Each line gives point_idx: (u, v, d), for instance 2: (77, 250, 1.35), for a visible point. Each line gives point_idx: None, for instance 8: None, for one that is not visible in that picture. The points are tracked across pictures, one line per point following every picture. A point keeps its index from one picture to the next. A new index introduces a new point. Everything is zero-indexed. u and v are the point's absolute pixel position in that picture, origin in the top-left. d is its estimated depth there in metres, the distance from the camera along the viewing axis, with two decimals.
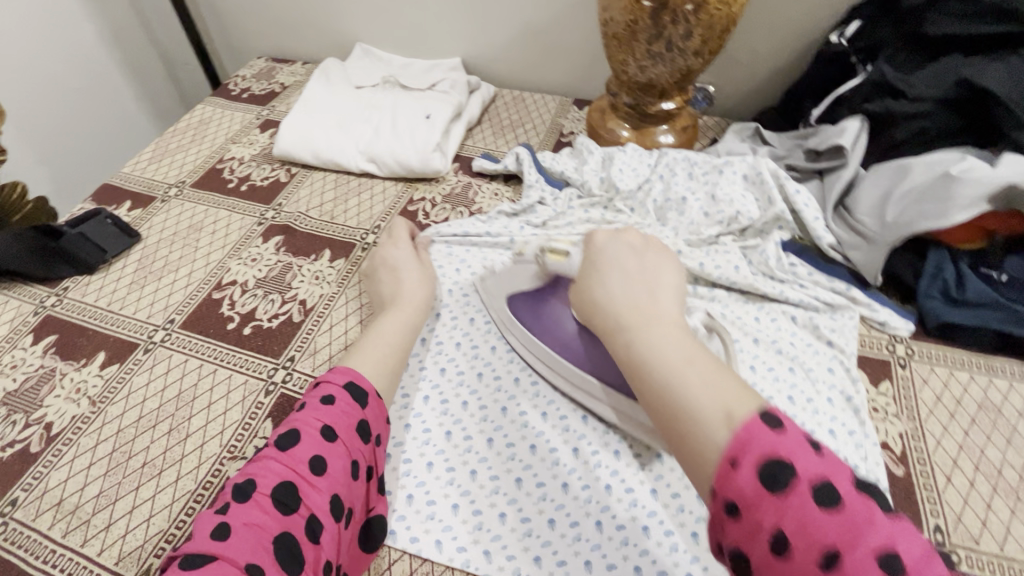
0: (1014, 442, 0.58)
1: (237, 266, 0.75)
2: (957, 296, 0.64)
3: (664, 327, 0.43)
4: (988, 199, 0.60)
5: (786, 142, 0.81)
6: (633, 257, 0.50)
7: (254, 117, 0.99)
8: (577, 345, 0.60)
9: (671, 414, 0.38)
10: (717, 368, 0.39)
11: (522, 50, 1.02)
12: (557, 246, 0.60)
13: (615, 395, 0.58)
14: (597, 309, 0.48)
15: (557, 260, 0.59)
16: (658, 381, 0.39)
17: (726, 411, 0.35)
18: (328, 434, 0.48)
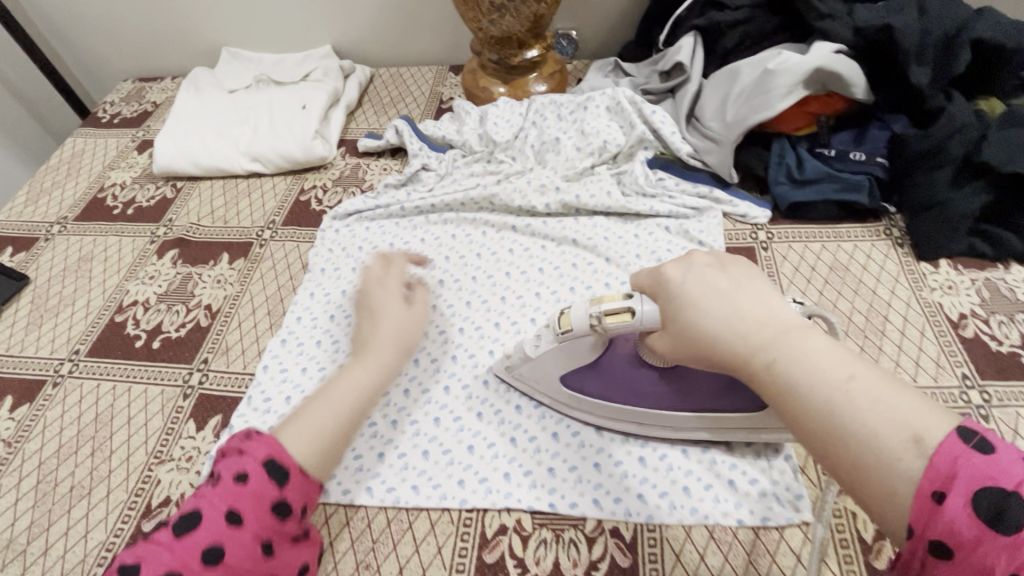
0: (859, 293, 0.67)
1: (136, 286, 0.75)
2: (799, 177, 0.71)
3: (800, 341, 0.39)
4: (804, 85, 0.67)
5: (643, 71, 0.86)
6: (725, 279, 0.44)
7: (129, 140, 0.97)
8: (651, 388, 0.54)
9: (847, 453, 0.34)
10: (881, 377, 0.36)
11: (388, 26, 1.03)
12: (610, 306, 0.49)
13: (709, 419, 0.53)
14: (702, 344, 0.42)
15: (620, 322, 0.48)
16: (824, 408, 0.35)
17: (914, 432, 0.32)
18: (244, 479, 0.45)
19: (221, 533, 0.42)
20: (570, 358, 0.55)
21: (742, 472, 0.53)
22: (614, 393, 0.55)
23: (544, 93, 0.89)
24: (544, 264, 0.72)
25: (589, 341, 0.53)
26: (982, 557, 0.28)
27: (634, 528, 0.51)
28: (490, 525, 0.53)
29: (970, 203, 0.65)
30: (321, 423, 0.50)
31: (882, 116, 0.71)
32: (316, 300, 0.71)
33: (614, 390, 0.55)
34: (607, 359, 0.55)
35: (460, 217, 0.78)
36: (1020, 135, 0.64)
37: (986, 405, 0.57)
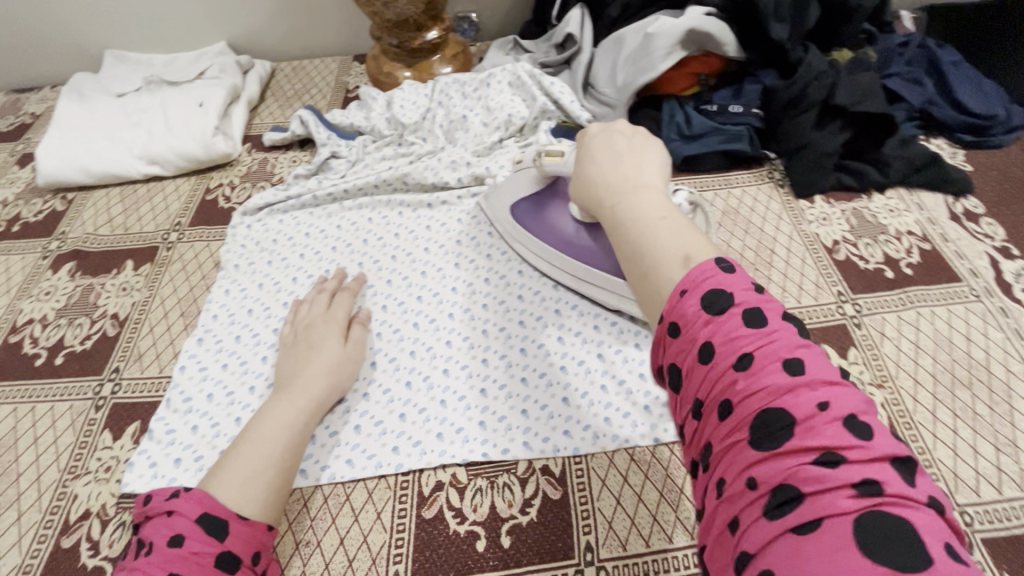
0: (749, 231, 0.73)
1: (31, 304, 0.70)
2: (689, 133, 0.77)
3: (654, 189, 0.44)
4: (682, 45, 0.73)
5: (540, 46, 0.89)
6: (624, 142, 0.50)
7: (7, 155, 0.90)
8: (579, 240, 0.64)
9: (638, 262, 0.39)
10: (686, 224, 0.40)
11: (283, 18, 1.01)
12: (554, 150, 0.64)
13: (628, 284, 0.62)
14: (585, 182, 0.49)
15: (552, 161, 0.63)
16: (630, 238, 0.40)
17: (685, 254, 0.36)
18: (179, 542, 0.44)
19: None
20: (514, 189, 0.70)
21: (655, 398, 0.58)
22: (546, 237, 0.67)
23: (448, 74, 0.91)
24: (460, 236, 0.74)
25: (530, 175, 0.69)
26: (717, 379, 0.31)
27: (562, 464, 0.55)
28: (427, 483, 0.55)
29: (832, 141, 0.73)
30: (253, 465, 0.49)
31: (754, 72, 0.79)
32: (232, 296, 0.70)
33: (545, 230, 0.67)
34: (551, 212, 0.67)
35: (375, 200, 0.78)
36: (866, 78, 0.72)
37: (858, 315, 0.65)
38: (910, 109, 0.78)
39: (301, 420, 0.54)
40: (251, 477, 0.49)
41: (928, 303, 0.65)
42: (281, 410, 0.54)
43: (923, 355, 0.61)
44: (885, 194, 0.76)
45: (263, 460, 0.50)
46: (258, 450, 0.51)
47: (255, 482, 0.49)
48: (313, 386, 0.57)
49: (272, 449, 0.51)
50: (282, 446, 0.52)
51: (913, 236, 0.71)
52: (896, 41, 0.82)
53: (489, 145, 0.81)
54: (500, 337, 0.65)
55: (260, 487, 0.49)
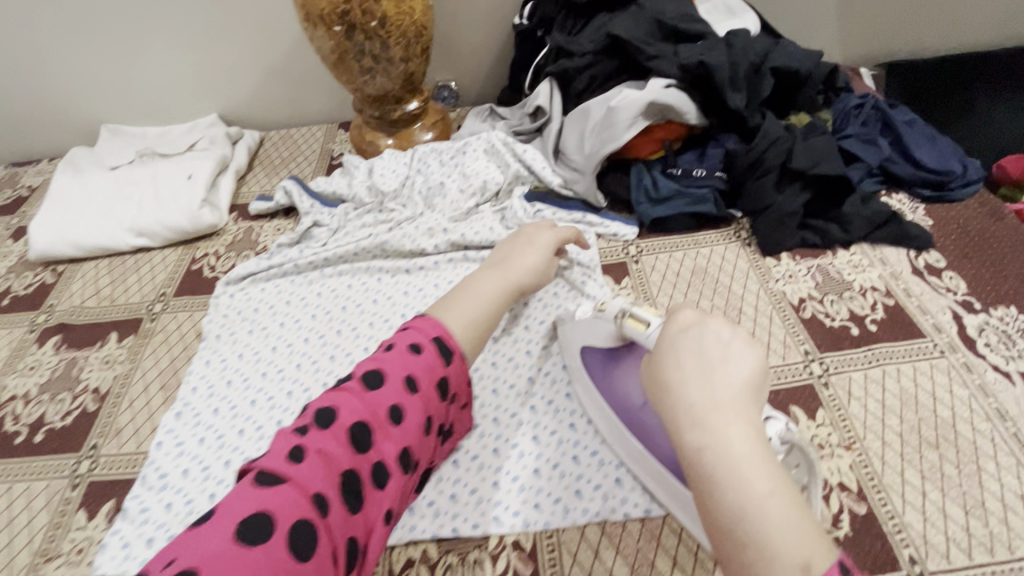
0: (719, 291, 0.75)
1: (15, 379, 0.72)
2: (656, 197, 0.81)
3: (742, 435, 0.35)
4: (643, 117, 0.77)
5: (514, 113, 0.94)
6: (719, 345, 0.40)
7: (3, 228, 0.93)
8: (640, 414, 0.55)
9: (741, 548, 0.33)
10: (792, 495, 0.34)
11: (272, 90, 1.07)
12: (638, 311, 0.50)
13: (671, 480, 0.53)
14: (664, 394, 0.39)
15: (636, 327, 0.50)
16: (730, 507, 0.33)
17: (805, 561, 0.31)
18: (418, 350, 0.50)
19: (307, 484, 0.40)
20: (593, 336, 0.58)
21: (626, 465, 0.59)
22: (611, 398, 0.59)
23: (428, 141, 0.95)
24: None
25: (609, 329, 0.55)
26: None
27: (532, 538, 0.55)
28: (397, 561, 0.55)
29: (792, 203, 0.76)
30: (472, 314, 0.56)
31: (716, 136, 0.82)
32: (212, 367, 0.71)
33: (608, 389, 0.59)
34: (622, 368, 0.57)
35: (355, 267, 0.81)
36: (820, 142, 0.76)
37: (825, 374, 0.66)
38: (868, 168, 0.81)
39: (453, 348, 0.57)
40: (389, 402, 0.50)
41: (893, 360, 0.66)
42: (493, 281, 0.62)
43: (890, 414, 0.62)
44: (849, 249, 0.78)
45: (478, 315, 0.56)
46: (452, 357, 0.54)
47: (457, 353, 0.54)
48: (519, 274, 0.64)
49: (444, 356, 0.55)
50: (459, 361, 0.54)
51: (877, 292, 0.73)
52: (851, 103, 0.86)
53: (465, 211, 0.84)
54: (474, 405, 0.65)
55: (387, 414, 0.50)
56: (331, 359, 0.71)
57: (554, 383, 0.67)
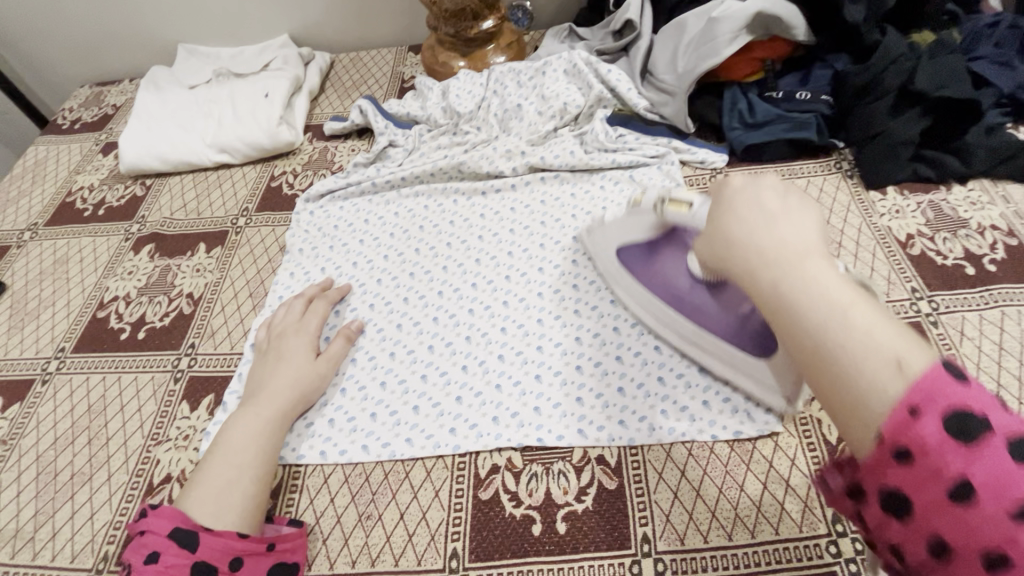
0: None
1: (115, 282, 0.76)
2: (752, 121, 0.75)
3: (815, 267, 0.36)
4: (746, 30, 0.71)
5: (596, 33, 0.88)
6: (775, 199, 0.41)
7: (93, 144, 0.96)
8: (695, 299, 0.57)
9: (832, 373, 0.33)
10: (885, 314, 0.33)
11: (343, 12, 1.04)
12: (678, 196, 0.53)
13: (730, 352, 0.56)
14: (729, 251, 0.41)
15: (677, 211, 0.53)
16: (814, 325, 0.34)
17: (897, 356, 0.30)
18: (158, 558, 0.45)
19: (196, 522, 0.48)
20: (630, 231, 0.60)
21: (715, 392, 0.58)
22: (657, 289, 0.60)
23: (503, 63, 0.91)
24: (514, 225, 0.75)
25: (650, 219, 0.57)
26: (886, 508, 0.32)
27: (617, 454, 0.55)
28: (483, 466, 0.56)
29: (910, 130, 0.68)
30: (234, 467, 0.52)
31: (823, 57, 0.76)
32: (297, 278, 0.73)
33: (660, 287, 0.59)
34: (664, 257, 0.59)
35: (431, 187, 0.80)
36: (950, 61, 0.67)
37: (934, 313, 0.61)
38: (999, 95, 0.72)
39: (274, 428, 0.56)
40: (227, 492, 0.50)
41: (1014, 303, 0.60)
42: (246, 420, 0.55)
43: (1008, 357, 0.57)
44: (966, 185, 0.70)
45: (244, 454, 0.53)
46: (250, 439, 0.54)
47: (239, 459, 0.52)
48: (278, 396, 0.58)
49: (273, 411, 0.57)
50: (253, 454, 0.53)
51: (998, 230, 0.66)
52: (983, 22, 0.76)
53: (543, 136, 0.81)
54: (555, 325, 0.65)
55: (237, 497, 0.50)
56: (410, 276, 0.71)
57: None
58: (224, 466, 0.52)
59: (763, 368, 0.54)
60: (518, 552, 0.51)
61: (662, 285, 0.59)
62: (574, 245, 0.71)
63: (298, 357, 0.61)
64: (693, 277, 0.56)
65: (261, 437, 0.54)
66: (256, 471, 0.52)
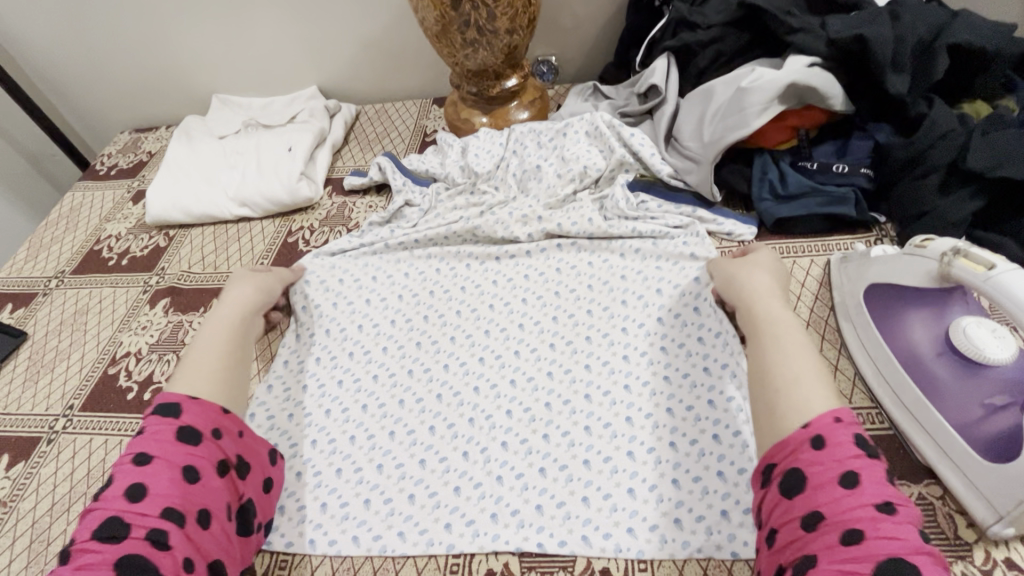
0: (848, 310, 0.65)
1: (129, 337, 0.76)
2: (783, 193, 0.70)
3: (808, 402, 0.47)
4: (778, 100, 0.67)
5: (621, 93, 0.86)
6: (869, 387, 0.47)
7: (125, 191, 0.99)
8: (937, 367, 0.52)
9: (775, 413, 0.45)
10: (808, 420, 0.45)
11: (370, 66, 1.05)
12: (977, 253, 0.48)
13: (943, 439, 0.50)
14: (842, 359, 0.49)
15: (971, 270, 0.48)
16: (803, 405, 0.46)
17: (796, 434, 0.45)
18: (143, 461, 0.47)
19: (175, 393, 0.52)
20: (901, 271, 0.55)
21: (736, 501, 0.52)
22: (895, 341, 0.55)
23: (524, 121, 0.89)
24: (527, 294, 0.72)
25: (928, 270, 0.52)
26: (843, 458, 0.41)
27: (624, 568, 0.51)
28: (477, 570, 0.52)
29: (960, 210, 0.63)
30: (207, 360, 0.58)
31: (863, 126, 0.70)
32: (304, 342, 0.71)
33: (902, 341, 0.55)
34: (919, 317, 0.55)
35: (443, 250, 0.78)
36: (1006, 137, 0.61)
37: None
38: None
39: (234, 327, 0.63)
40: (207, 368, 0.57)
41: None
42: (214, 327, 0.63)
43: None
44: None
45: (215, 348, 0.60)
46: (215, 329, 0.62)
47: (211, 350, 0.59)
48: (231, 308, 0.65)
49: (233, 321, 0.64)
50: (220, 345, 0.60)
51: None
52: None
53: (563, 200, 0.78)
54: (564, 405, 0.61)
55: (209, 372, 0.56)
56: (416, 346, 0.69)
57: (653, 396, 0.60)
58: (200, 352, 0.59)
59: (988, 475, 0.46)
60: None
61: (903, 342, 0.55)
62: (588, 320, 0.68)
63: (241, 279, 0.70)
64: (952, 347, 0.51)
65: (224, 326, 0.63)
66: (228, 349, 0.61)
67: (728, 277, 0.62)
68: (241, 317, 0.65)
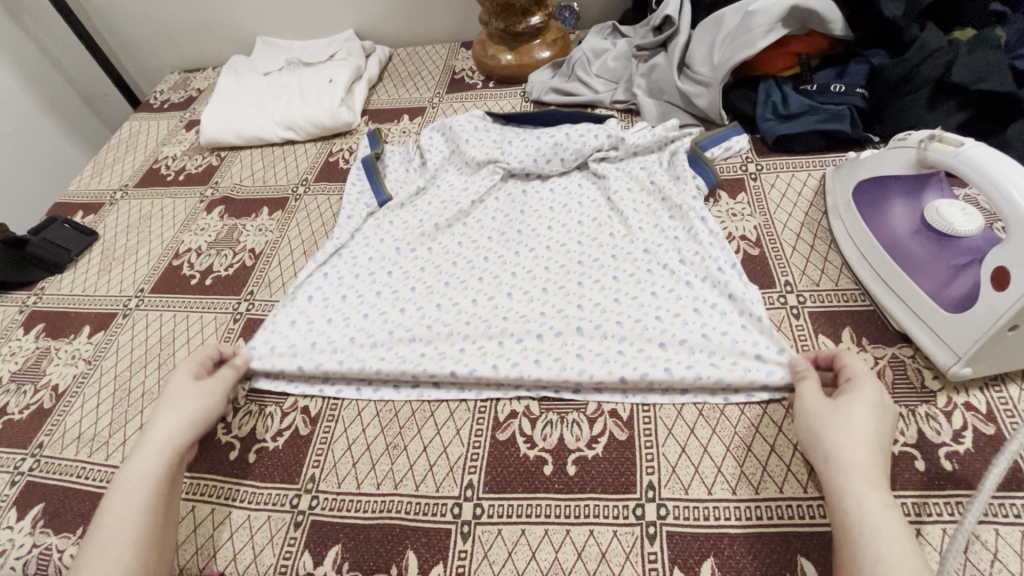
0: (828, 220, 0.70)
1: (189, 237, 0.85)
2: (785, 112, 0.77)
3: None
4: (782, 22, 0.74)
5: (638, 31, 0.94)
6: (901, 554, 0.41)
7: (178, 121, 1.08)
8: (911, 243, 0.59)
9: None
10: None
11: (404, 10, 1.13)
12: (947, 137, 0.55)
13: (916, 301, 0.57)
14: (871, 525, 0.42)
15: (943, 150, 0.55)
16: None
17: None
18: None
19: None
20: (884, 165, 0.62)
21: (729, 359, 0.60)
22: (876, 227, 0.62)
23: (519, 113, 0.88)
24: (550, 241, 0.73)
25: (907, 159, 0.59)
26: None
27: (630, 409, 0.58)
28: (502, 411, 0.60)
29: (944, 123, 0.69)
30: (106, 539, 0.48)
31: (861, 52, 0.77)
32: (332, 279, 0.73)
33: (881, 227, 0.62)
34: (896, 205, 0.62)
35: (449, 187, 0.82)
36: (989, 54, 0.67)
37: None
38: None
39: (153, 484, 0.52)
40: (110, 549, 0.48)
41: None
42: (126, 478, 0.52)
43: None
44: None
45: (120, 515, 0.50)
46: (130, 494, 0.51)
47: (122, 518, 0.49)
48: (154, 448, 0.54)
49: (146, 471, 0.53)
50: (130, 515, 0.50)
51: None
52: None
53: (578, 168, 0.81)
54: (595, 336, 0.62)
55: (114, 557, 0.47)
56: (446, 284, 0.71)
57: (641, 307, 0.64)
58: (110, 535, 0.48)
59: (953, 322, 0.53)
60: (528, 487, 0.54)
61: (884, 226, 0.62)
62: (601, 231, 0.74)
63: (176, 400, 0.58)
64: (924, 224, 0.58)
65: (145, 487, 0.51)
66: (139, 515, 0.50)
67: (838, 446, 0.47)
68: (166, 469, 0.53)
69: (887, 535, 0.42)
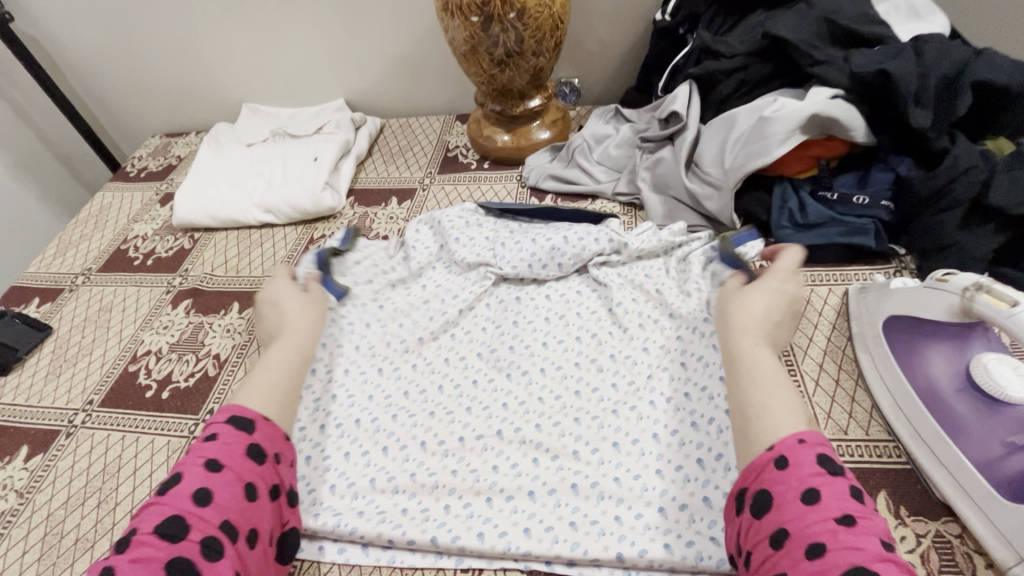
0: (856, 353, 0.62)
1: (150, 336, 0.77)
2: (803, 222, 0.71)
3: (772, 391, 0.51)
4: (801, 130, 0.67)
5: (643, 117, 0.88)
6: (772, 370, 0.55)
7: (153, 193, 1.02)
8: (955, 401, 0.52)
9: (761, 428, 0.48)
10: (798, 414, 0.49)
11: (397, 82, 1.08)
12: (1000, 290, 0.48)
13: (964, 475, 0.49)
14: (745, 355, 0.56)
15: (995, 307, 0.47)
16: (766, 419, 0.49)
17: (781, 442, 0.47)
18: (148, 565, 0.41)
19: (252, 412, 0.53)
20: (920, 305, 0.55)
21: None
22: (914, 374, 0.55)
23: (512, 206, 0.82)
24: (545, 363, 0.66)
25: (949, 304, 0.52)
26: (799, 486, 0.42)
27: None
28: None
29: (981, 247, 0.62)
30: (265, 381, 0.58)
31: (884, 158, 0.70)
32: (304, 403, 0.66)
33: (919, 375, 0.55)
34: (936, 352, 0.55)
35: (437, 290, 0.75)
36: None
37: None
38: None
39: (300, 351, 0.64)
40: (264, 389, 0.57)
41: None
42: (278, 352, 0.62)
43: None
44: None
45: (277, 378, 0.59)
46: (286, 355, 0.62)
47: (271, 375, 0.59)
48: (297, 332, 0.65)
49: (296, 343, 0.64)
50: (282, 372, 0.60)
51: None
52: None
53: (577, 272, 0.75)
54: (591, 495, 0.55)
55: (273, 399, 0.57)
56: (430, 415, 0.63)
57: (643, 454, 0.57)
58: (256, 383, 0.58)
59: (1012, 514, 0.45)
60: None
61: (922, 376, 0.55)
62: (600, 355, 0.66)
63: (297, 300, 0.70)
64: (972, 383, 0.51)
65: (290, 357, 0.62)
66: (291, 371, 0.61)
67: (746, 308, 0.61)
68: (307, 348, 0.65)
69: (756, 363, 0.55)
